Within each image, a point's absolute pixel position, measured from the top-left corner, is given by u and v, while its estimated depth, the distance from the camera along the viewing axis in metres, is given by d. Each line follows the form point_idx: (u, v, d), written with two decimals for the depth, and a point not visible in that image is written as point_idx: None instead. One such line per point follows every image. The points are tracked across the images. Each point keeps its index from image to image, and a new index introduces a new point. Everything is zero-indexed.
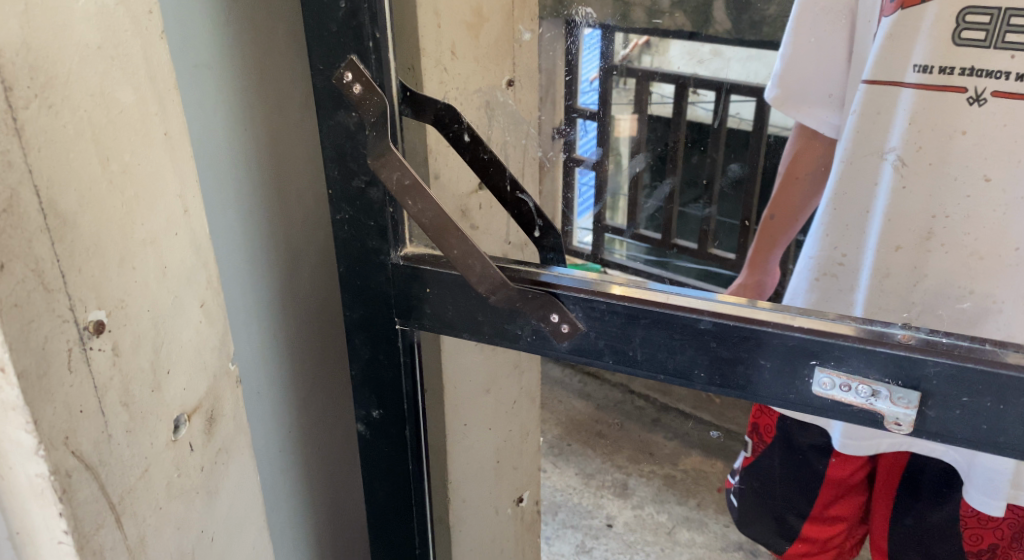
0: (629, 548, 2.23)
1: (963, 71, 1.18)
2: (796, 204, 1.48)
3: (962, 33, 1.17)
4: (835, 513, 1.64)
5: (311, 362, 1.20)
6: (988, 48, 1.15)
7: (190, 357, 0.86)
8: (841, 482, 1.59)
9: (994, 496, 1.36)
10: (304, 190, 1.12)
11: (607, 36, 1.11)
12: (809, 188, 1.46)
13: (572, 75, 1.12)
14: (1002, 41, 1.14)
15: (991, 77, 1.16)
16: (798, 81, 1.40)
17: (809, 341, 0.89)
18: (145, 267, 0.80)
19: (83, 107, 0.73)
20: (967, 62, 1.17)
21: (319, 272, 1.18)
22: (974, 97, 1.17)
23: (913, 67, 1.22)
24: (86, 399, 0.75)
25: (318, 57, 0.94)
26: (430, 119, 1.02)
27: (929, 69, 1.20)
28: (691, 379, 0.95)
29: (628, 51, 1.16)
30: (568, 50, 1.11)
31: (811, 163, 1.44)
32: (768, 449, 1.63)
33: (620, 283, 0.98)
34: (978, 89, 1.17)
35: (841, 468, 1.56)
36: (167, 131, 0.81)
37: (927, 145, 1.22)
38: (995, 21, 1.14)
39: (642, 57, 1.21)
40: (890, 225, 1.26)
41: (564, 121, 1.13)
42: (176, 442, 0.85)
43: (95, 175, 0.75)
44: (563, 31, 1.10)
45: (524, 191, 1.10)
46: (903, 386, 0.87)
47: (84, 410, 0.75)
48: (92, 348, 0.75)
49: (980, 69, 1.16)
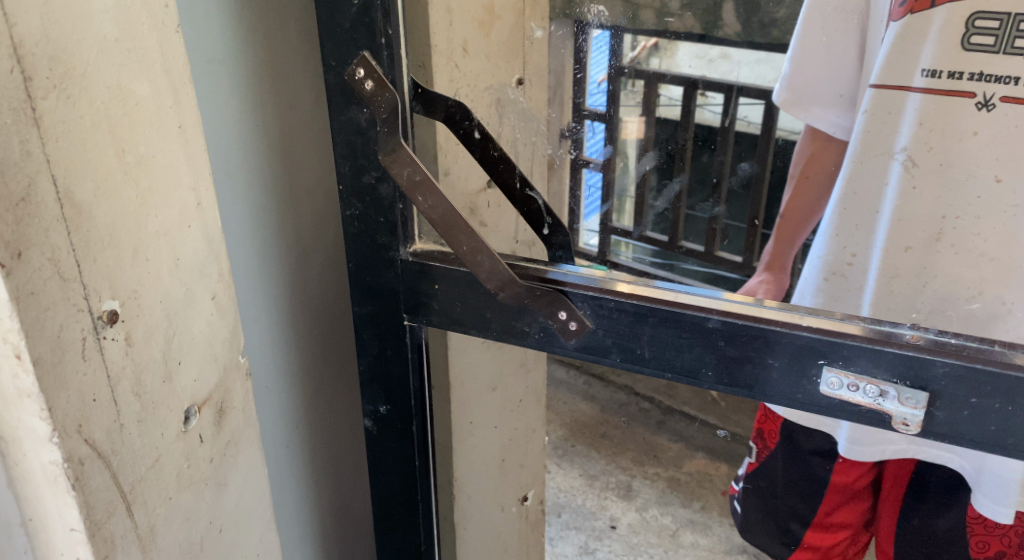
0: (632, 549, 2.39)
1: (972, 76, 1.18)
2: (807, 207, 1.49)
3: (971, 38, 1.17)
4: (838, 520, 1.63)
5: (319, 356, 1.21)
6: (996, 54, 1.15)
7: (202, 349, 0.86)
8: (846, 488, 1.59)
9: (1002, 504, 1.36)
10: (315, 186, 1.13)
11: (617, 36, 1.10)
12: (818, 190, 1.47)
13: (581, 74, 1.11)
14: (1011, 46, 1.14)
15: (999, 81, 1.16)
16: (808, 81, 1.41)
17: (816, 340, 0.89)
18: (158, 258, 0.80)
19: (100, 99, 0.74)
20: (976, 67, 1.17)
21: (329, 269, 1.18)
22: (982, 101, 1.17)
23: (923, 71, 1.22)
24: (99, 388, 0.76)
25: (331, 53, 0.95)
26: (441, 116, 1.02)
27: (936, 73, 1.21)
28: (699, 377, 0.96)
29: (636, 53, 1.17)
30: (579, 49, 1.10)
31: (822, 165, 1.45)
32: (772, 452, 1.64)
33: (625, 281, 0.99)
34: (987, 94, 1.17)
35: (845, 473, 1.56)
36: (181, 124, 0.82)
37: (938, 146, 1.21)
38: (1004, 27, 1.15)
39: (648, 59, 1.22)
40: (900, 227, 1.26)
41: (574, 121, 1.14)
42: (186, 433, 0.85)
43: (111, 166, 0.75)
44: (572, 30, 1.10)
45: (534, 188, 1.10)
46: (911, 386, 0.87)
47: (97, 399, 0.76)
48: (106, 337, 0.76)
49: (989, 75, 1.16)
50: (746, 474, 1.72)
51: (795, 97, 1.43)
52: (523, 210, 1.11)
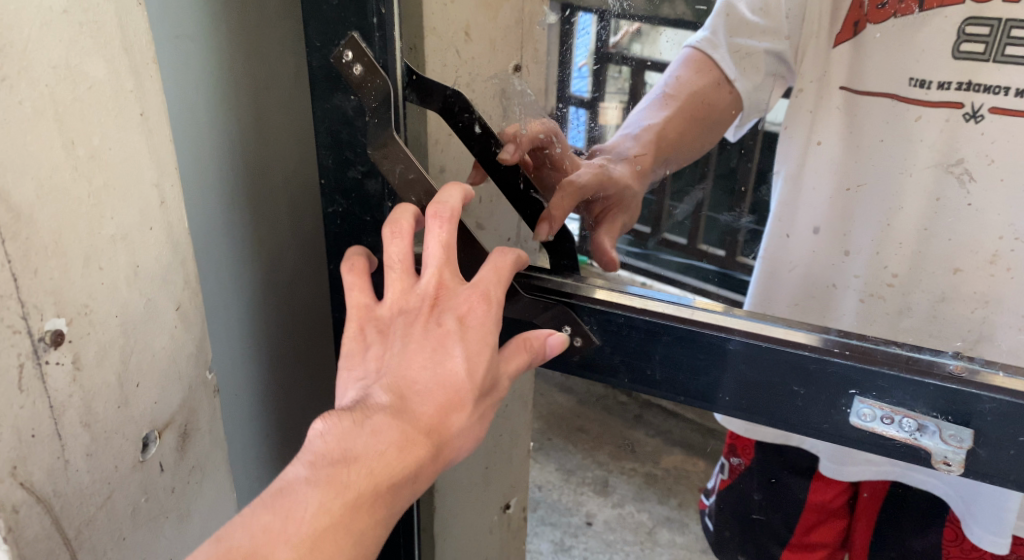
0: (608, 547, 2.12)
1: (960, 85, 1.03)
2: (687, 141, 1.07)
3: (961, 46, 1.01)
4: (815, 540, 1.54)
5: (295, 361, 1.11)
6: (987, 62, 1.00)
7: (163, 368, 0.76)
8: (823, 507, 1.49)
9: (996, 533, 1.25)
10: (292, 176, 1.02)
11: (607, 25, 0.93)
12: (705, 126, 1.08)
13: (564, 61, 0.95)
14: (1002, 54, 0.99)
15: (989, 91, 1.01)
16: (751, 42, 1.09)
17: (849, 368, 0.82)
18: (114, 267, 0.70)
19: (45, 81, 0.64)
20: (965, 76, 1.02)
21: (307, 265, 1.08)
22: (970, 113, 1.03)
23: (910, 80, 1.05)
24: (39, 423, 0.66)
25: (315, 32, 0.85)
26: (437, 106, 0.91)
27: (926, 83, 1.04)
28: (714, 402, 0.88)
29: (621, 39, 0.94)
30: (563, 35, 0.94)
31: (714, 106, 1.09)
32: (747, 470, 1.52)
33: (622, 290, 0.92)
34: (975, 105, 1.03)
35: (823, 491, 1.47)
36: (143, 111, 0.71)
37: (1002, 159, 1.02)
38: (995, 33, 1.00)
39: (631, 47, 0.96)
40: (950, 246, 1.09)
41: (557, 108, 0.97)
42: (144, 463, 0.75)
43: (58, 160, 0.65)
44: (557, 14, 0.93)
45: (539, 191, 0.97)
46: (954, 422, 0.80)
47: (36, 435, 0.66)
48: (48, 362, 0.66)
49: (978, 84, 1.02)
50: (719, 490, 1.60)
51: (718, 46, 1.06)
52: (528, 213, 0.99)
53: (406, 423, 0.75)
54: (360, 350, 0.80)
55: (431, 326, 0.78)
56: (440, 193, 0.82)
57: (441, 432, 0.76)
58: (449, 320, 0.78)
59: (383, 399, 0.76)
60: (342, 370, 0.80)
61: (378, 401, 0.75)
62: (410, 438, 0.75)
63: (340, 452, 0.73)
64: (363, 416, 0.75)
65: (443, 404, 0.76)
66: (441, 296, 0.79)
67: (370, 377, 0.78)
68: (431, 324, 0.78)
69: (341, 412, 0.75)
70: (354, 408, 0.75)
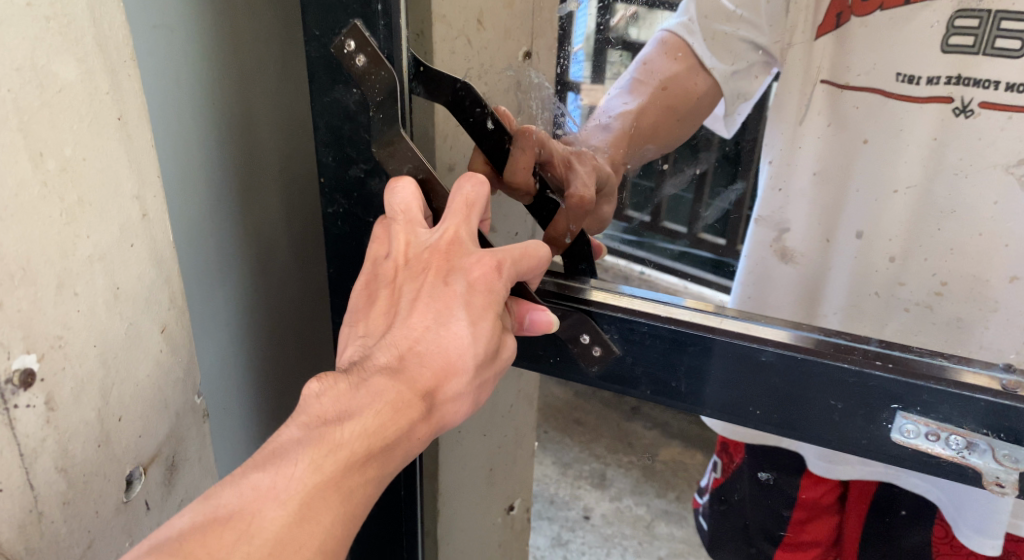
0: (606, 542, 2.03)
1: (949, 80, 0.95)
2: (655, 133, 0.97)
3: (950, 39, 0.94)
4: (809, 538, 1.43)
5: (290, 370, 1.04)
6: (977, 55, 0.93)
7: (148, 398, 0.70)
8: (813, 505, 1.38)
9: (992, 535, 1.16)
10: (283, 176, 0.95)
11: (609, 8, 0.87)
12: (675, 115, 0.98)
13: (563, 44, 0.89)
14: (992, 47, 0.92)
15: (979, 85, 0.94)
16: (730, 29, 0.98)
17: (893, 382, 0.76)
18: (91, 291, 0.64)
19: (9, 85, 0.57)
20: (953, 69, 0.95)
21: (300, 269, 1.01)
22: (961, 107, 0.95)
23: (898, 75, 0.98)
24: (8, 474, 0.60)
25: (313, 20, 0.78)
26: (445, 100, 0.81)
27: (915, 78, 0.97)
28: (745, 417, 0.82)
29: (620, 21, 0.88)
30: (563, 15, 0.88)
31: (686, 92, 0.99)
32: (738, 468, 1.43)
33: (625, 293, 0.86)
34: (965, 99, 0.95)
35: (811, 489, 1.36)
36: (122, 116, 0.65)
37: None
38: (984, 25, 0.92)
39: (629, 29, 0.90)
40: (1007, 251, 0.96)
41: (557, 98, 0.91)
42: (128, 503, 0.69)
43: (25, 177, 0.59)
44: None
45: (553, 190, 0.90)
46: (1007, 441, 0.74)
47: (4, 489, 0.60)
48: (17, 407, 0.60)
49: (968, 77, 0.94)
50: (716, 494, 1.52)
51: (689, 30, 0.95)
52: (544, 216, 0.92)
53: (404, 384, 0.70)
54: (365, 307, 0.76)
55: (437, 285, 0.72)
56: (463, 179, 0.76)
57: (437, 396, 0.72)
58: (458, 283, 0.72)
59: (382, 359, 0.71)
60: (348, 325, 0.76)
61: (375, 361, 0.71)
62: (407, 399, 0.70)
63: (335, 413, 0.69)
64: (361, 379, 0.70)
65: (441, 370, 0.71)
66: (450, 258, 0.73)
67: (371, 337, 0.74)
68: (438, 284, 0.73)
69: (337, 375, 0.71)
70: (351, 370, 0.71)
